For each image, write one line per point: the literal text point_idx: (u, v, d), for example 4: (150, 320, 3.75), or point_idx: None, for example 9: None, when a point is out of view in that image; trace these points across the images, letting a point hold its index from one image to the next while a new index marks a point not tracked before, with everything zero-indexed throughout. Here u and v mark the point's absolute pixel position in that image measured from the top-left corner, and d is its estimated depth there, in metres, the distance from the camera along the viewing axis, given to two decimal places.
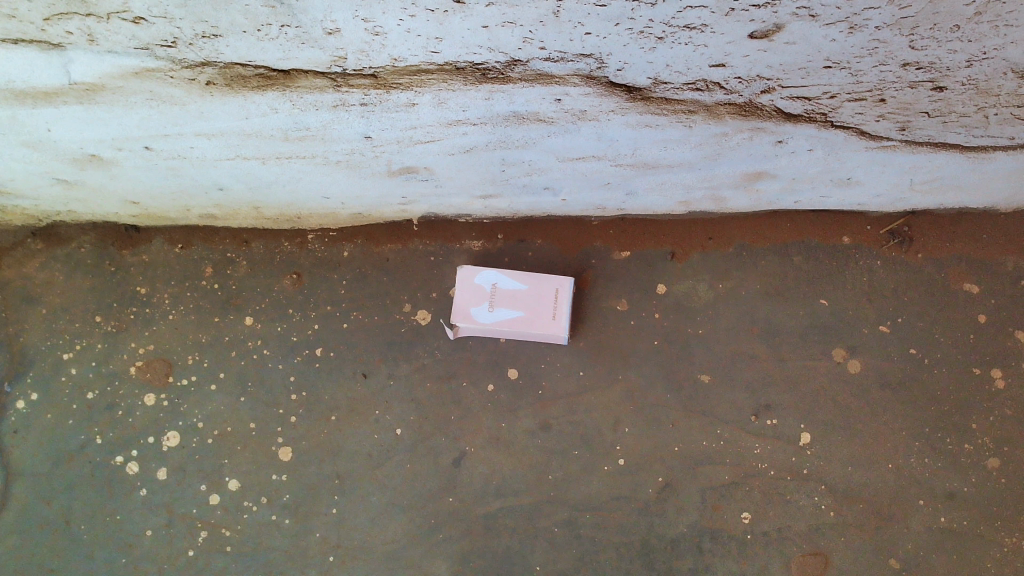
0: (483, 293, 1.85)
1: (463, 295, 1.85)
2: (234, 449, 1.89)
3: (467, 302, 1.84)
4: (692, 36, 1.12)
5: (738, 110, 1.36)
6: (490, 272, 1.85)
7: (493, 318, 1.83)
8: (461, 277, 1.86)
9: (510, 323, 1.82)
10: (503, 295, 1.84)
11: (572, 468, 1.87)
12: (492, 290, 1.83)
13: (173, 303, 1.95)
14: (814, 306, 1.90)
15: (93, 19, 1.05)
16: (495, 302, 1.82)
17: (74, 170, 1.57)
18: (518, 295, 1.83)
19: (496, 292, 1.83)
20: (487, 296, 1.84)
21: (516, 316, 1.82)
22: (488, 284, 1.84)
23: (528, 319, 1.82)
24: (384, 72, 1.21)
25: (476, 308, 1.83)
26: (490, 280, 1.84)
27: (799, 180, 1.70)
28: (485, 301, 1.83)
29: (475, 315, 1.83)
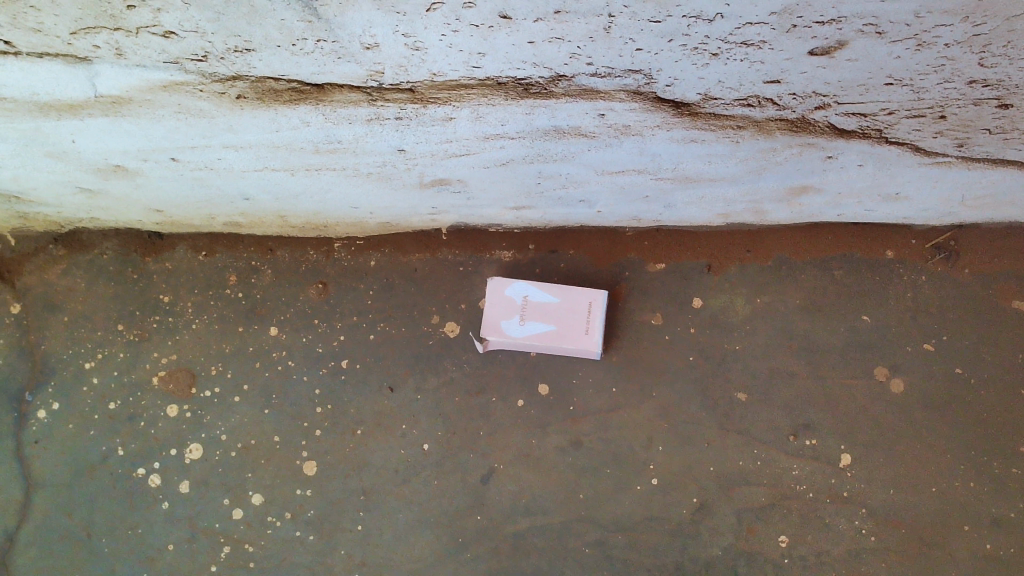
0: (513, 306, 1.80)
1: (491, 307, 1.80)
2: (258, 462, 1.86)
3: (496, 315, 1.79)
4: (749, 53, 1.06)
5: (789, 126, 1.29)
6: (521, 284, 1.80)
7: (523, 332, 1.78)
8: (489, 290, 1.81)
9: (542, 338, 1.78)
10: (533, 308, 1.79)
11: (604, 487, 1.82)
12: (523, 303, 1.79)
13: (196, 312, 1.91)
14: (855, 323, 1.85)
15: (122, 33, 1.00)
16: (526, 315, 1.78)
17: (97, 180, 1.53)
18: (549, 309, 1.79)
19: (527, 305, 1.79)
20: (518, 308, 1.79)
21: (547, 330, 1.78)
22: (519, 297, 1.80)
23: (559, 334, 1.78)
24: (421, 87, 1.16)
25: (505, 322, 1.79)
26: (521, 293, 1.79)
27: (845, 194, 1.63)
28: (515, 314, 1.79)
29: (505, 329, 1.79)
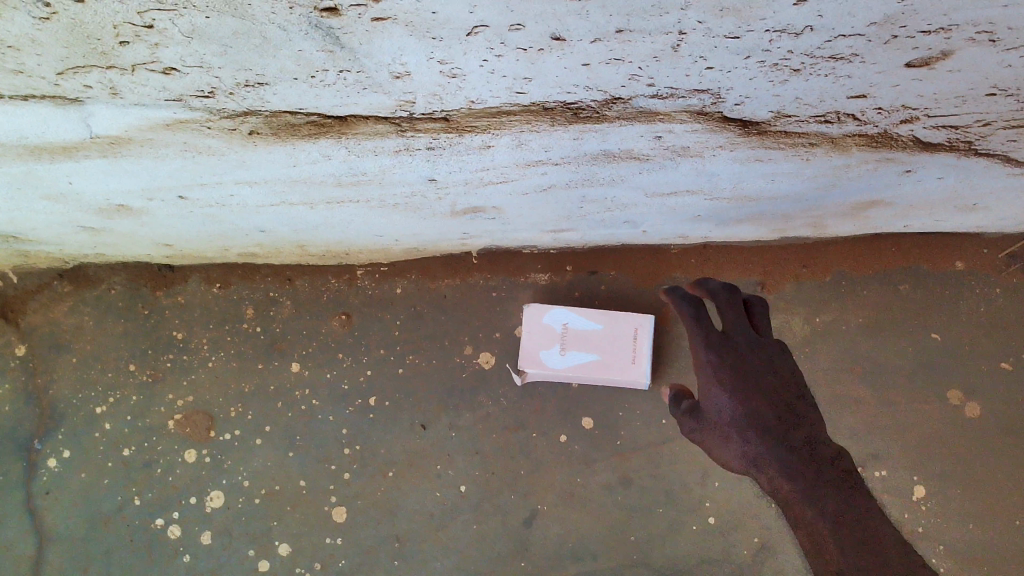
0: (553, 334, 1.66)
1: (529, 337, 1.66)
2: (284, 510, 1.74)
3: (534, 345, 1.66)
4: (836, 67, 0.92)
5: (868, 142, 1.15)
6: (561, 310, 1.66)
7: (565, 363, 1.64)
8: (526, 318, 1.67)
9: (584, 369, 1.64)
10: (575, 336, 1.64)
11: (657, 528, 1.69)
12: (563, 330, 1.65)
13: (213, 348, 1.79)
14: (924, 342, 1.70)
15: (116, 71, 0.87)
16: (567, 345, 1.64)
17: (101, 219, 1.41)
18: (592, 336, 1.64)
19: (568, 333, 1.65)
20: (558, 337, 1.65)
21: (591, 361, 1.64)
22: (559, 325, 1.65)
23: (603, 364, 1.63)
24: (457, 115, 1.02)
25: (545, 353, 1.65)
26: (561, 320, 1.65)
27: (916, 206, 1.48)
28: (555, 344, 1.65)
29: (545, 359, 1.65)
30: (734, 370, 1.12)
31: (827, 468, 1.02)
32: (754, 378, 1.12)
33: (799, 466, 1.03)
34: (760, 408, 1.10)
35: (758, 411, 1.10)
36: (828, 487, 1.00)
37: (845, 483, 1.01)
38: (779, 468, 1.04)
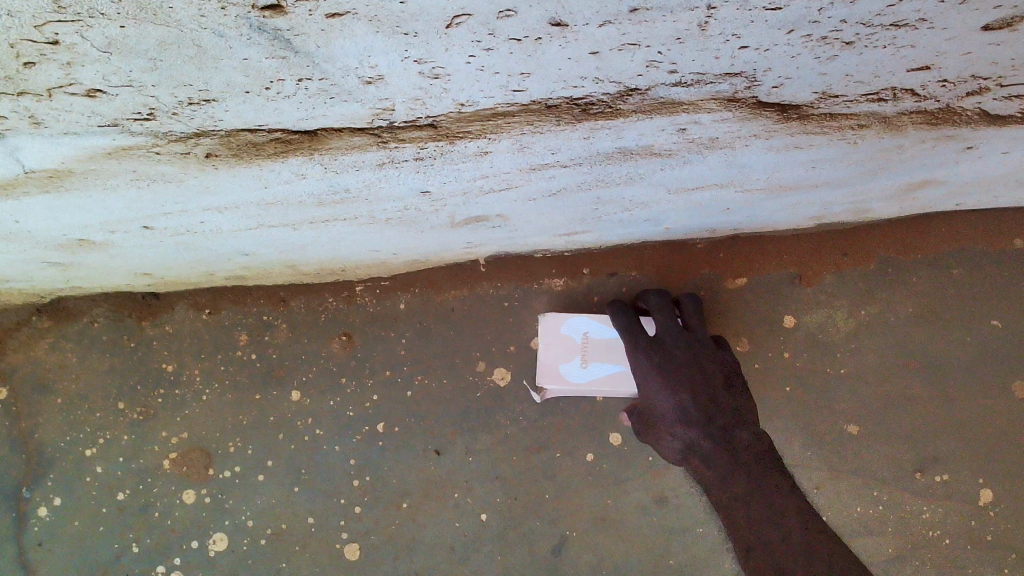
0: (572, 346, 1.51)
1: (547, 350, 1.51)
2: (292, 550, 1.60)
3: (553, 358, 1.51)
4: (898, 36, 0.76)
5: (927, 119, 0.99)
6: (579, 318, 1.51)
7: (588, 375, 1.50)
8: (542, 329, 1.52)
9: (611, 380, 1.50)
10: (597, 347, 1.50)
11: (698, 550, 1.55)
12: (584, 341, 1.50)
13: (206, 380, 1.65)
14: (984, 330, 1.54)
15: (30, 97, 0.72)
16: (589, 356, 1.49)
17: (64, 254, 1.27)
18: (616, 345, 1.50)
19: (590, 343, 1.50)
20: (578, 348, 1.51)
21: (617, 371, 1.50)
22: (578, 335, 1.51)
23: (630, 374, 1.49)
24: (446, 121, 0.87)
25: (566, 366, 1.50)
26: (580, 329, 1.51)
27: (974, 183, 1.32)
28: (576, 355, 1.51)
29: (566, 373, 1.50)
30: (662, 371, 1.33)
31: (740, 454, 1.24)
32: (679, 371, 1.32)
33: (718, 456, 1.23)
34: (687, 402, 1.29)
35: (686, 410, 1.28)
36: (739, 471, 1.21)
37: (755, 469, 1.21)
38: (704, 459, 1.25)
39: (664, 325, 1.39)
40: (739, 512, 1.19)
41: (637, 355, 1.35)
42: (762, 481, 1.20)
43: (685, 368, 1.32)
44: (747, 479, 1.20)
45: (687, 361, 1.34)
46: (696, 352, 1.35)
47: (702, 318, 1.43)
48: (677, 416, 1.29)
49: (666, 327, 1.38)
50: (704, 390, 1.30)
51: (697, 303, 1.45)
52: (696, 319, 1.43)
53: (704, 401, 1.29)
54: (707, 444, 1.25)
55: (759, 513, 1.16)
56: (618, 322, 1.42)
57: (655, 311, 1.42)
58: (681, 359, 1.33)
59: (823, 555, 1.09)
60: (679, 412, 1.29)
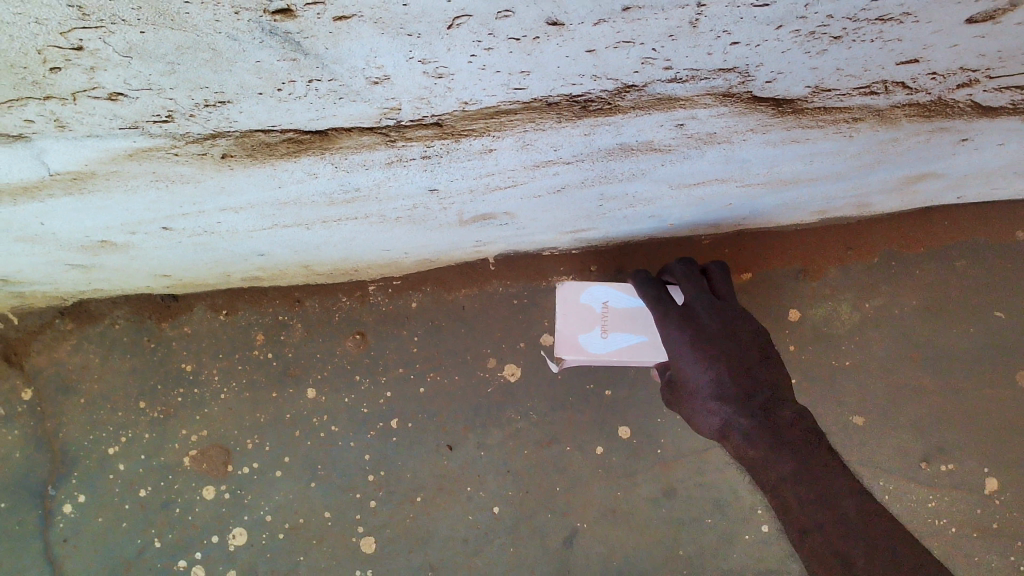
0: (592, 315, 1.47)
1: (565, 320, 1.49)
2: (310, 544, 1.64)
3: (572, 328, 1.48)
4: (884, 30, 0.79)
5: (920, 111, 1.01)
6: (600, 287, 1.47)
7: (608, 345, 1.45)
8: (560, 299, 1.49)
9: (631, 351, 1.45)
10: (618, 317, 1.45)
11: (707, 541, 1.57)
12: (604, 311, 1.46)
13: (223, 379, 1.70)
14: (988, 322, 1.56)
15: (55, 102, 0.76)
16: (610, 327, 1.45)
17: (87, 256, 1.31)
18: (637, 316, 1.46)
19: (610, 313, 1.45)
20: (598, 318, 1.46)
21: (637, 342, 1.45)
22: (599, 305, 1.47)
23: (651, 345, 1.44)
24: (451, 119, 0.90)
25: (585, 336, 1.46)
26: (601, 298, 1.46)
27: (973, 176, 1.34)
28: (596, 326, 1.46)
29: (585, 343, 1.46)
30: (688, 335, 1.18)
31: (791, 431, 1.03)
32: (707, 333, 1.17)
33: (762, 437, 1.03)
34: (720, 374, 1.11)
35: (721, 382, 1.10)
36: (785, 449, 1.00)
37: (805, 447, 1.00)
38: (744, 440, 1.04)
39: (687, 283, 1.26)
40: (793, 500, 0.97)
41: (666, 324, 1.19)
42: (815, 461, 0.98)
43: (717, 333, 1.17)
44: (800, 461, 0.98)
45: (720, 326, 1.18)
46: (727, 313, 1.21)
47: (730, 280, 1.31)
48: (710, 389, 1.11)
49: (692, 287, 1.25)
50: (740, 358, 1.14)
51: (727, 267, 1.32)
52: (724, 281, 1.30)
53: (743, 377, 1.10)
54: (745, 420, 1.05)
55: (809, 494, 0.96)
56: (642, 290, 1.30)
57: (678, 270, 1.29)
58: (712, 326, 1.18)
59: (882, 542, 0.90)
60: (714, 387, 1.11)
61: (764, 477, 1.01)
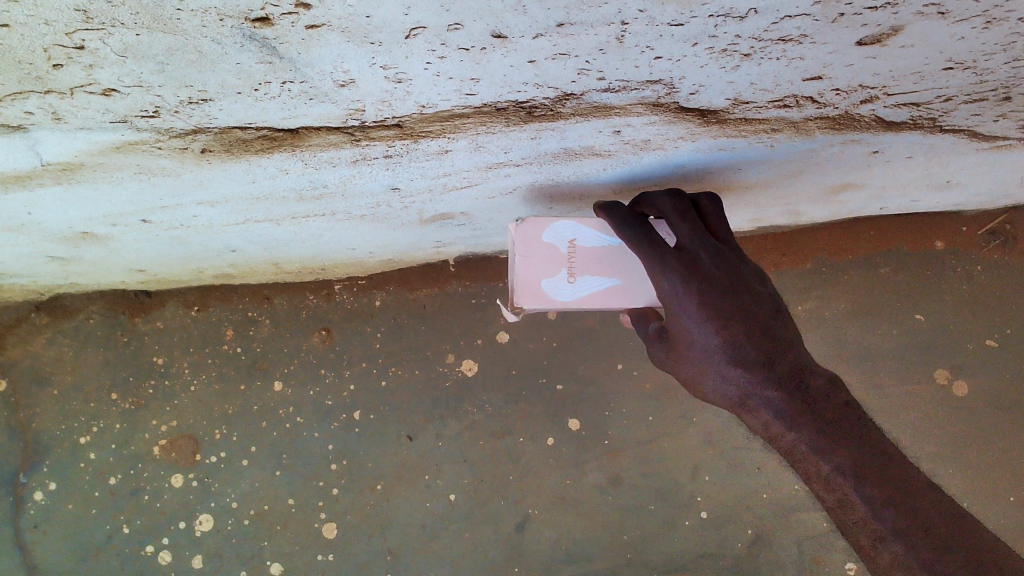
0: (556, 256, 1.09)
1: (523, 265, 1.08)
2: (274, 529, 1.72)
3: (532, 272, 1.08)
4: (787, 49, 0.91)
5: (830, 124, 1.14)
6: (567, 218, 1.08)
7: (580, 293, 1.08)
8: (515, 237, 1.09)
9: (609, 300, 1.08)
10: (590, 254, 1.08)
11: (651, 527, 1.67)
12: (571, 250, 1.08)
13: (194, 372, 1.78)
14: (909, 323, 1.69)
15: (54, 96, 0.86)
16: (579, 269, 1.07)
17: (67, 248, 1.39)
18: (616, 252, 1.08)
19: (580, 250, 1.08)
20: (564, 260, 1.08)
21: (617, 285, 1.08)
22: (565, 240, 1.08)
23: (635, 289, 1.07)
24: (410, 121, 1.01)
25: (550, 282, 1.08)
26: (568, 232, 1.08)
27: (891, 187, 1.47)
28: (562, 267, 1.08)
29: (549, 292, 1.08)
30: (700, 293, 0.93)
31: (827, 411, 0.91)
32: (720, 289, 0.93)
33: (805, 419, 0.91)
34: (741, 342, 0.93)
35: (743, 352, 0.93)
36: (833, 435, 0.90)
37: (852, 431, 0.90)
38: (778, 417, 0.92)
39: (687, 228, 0.96)
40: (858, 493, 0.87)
41: (668, 276, 0.93)
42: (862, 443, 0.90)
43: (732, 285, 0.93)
44: (857, 451, 0.89)
45: (734, 279, 0.94)
46: (733, 257, 0.97)
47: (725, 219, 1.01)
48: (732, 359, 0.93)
49: (694, 232, 0.96)
50: (758, 317, 0.94)
51: (717, 201, 1.02)
52: (718, 222, 1.01)
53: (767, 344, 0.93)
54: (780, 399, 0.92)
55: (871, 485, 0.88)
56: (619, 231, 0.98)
57: (671, 212, 0.98)
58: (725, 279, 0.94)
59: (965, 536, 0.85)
60: (733, 349, 0.92)
61: (816, 465, 0.90)
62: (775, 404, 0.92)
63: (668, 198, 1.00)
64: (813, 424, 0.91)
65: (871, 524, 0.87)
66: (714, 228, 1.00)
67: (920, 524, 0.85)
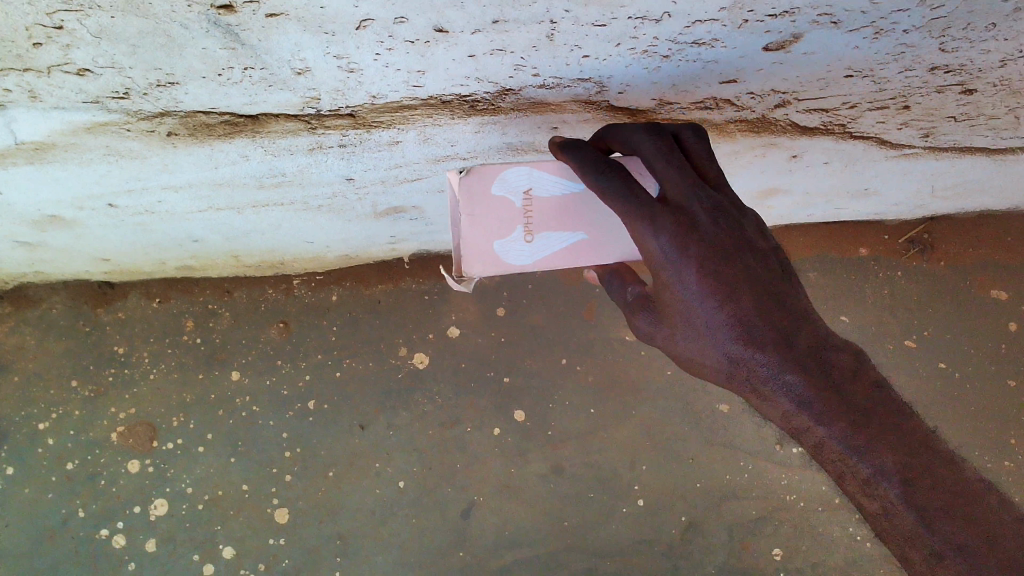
0: (510, 213, 1.02)
1: (471, 226, 1.02)
2: (227, 514, 1.78)
3: (482, 234, 1.02)
4: (702, 52, 1.01)
5: (749, 127, 1.25)
6: (519, 168, 1.00)
7: (536, 252, 1.05)
8: (461, 194, 1.01)
9: (569, 255, 1.05)
10: (547, 210, 1.02)
11: (590, 514, 1.78)
12: (527, 205, 1.02)
13: (154, 361, 1.83)
14: (834, 325, 1.80)
15: (32, 73, 0.93)
16: (538, 227, 1.03)
17: (35, 232, 1.46)
18: (574, 205, 1.02)
19: (535, 205, 1.02)
20: (521, 216, 1.02)
21: (576, 242, 1.05)
22: (517, 194, 1.01)
23: (594, 244, 1.05)
24: (362, 111, 1.10)
25: (504, 245, 1.03)
26: (520, 184, 1.01)
27: (814, 193, 1.59)
28: (516, 227, 1.03)
29: (505, 252, 1.04)
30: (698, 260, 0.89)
31: (856, 397, 0.88)
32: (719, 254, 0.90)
33: (830, 406, 0.87)
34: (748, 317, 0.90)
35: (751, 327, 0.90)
36: (859, 423, 0.87)
37: (881, 418, 0.87)
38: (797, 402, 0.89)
39: (676, 176, 0.91)
40: (900, 500, 0.85)
41: (660, 239, 0.89)
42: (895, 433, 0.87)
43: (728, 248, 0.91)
44: (893, 445, 0.86)
45: (730, 238, 0.91)
46: (729, 207, 0.92)
47: (711, 151, 0.95)
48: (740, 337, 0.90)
49: (684, 179, 0.91)
50: (760, 283, 0.92)
51: (699, 130, 0.96)
52: (705, 157, 0.95)
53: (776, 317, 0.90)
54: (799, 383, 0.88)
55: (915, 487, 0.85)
56: (598, 181, 0.92)
57: (653, 153, 0.92)
58: (721, 240, 0.90)
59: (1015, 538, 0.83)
60: (739, 327, 0.90)
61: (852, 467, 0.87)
62: (795, 390, 0.88)
63: (645, 135, 0.94)
64: (844, 417, 0.87)
65: (920, 535, 0.84)
66: (700, 164, 0.95)
67: (978, 538, 0.83)
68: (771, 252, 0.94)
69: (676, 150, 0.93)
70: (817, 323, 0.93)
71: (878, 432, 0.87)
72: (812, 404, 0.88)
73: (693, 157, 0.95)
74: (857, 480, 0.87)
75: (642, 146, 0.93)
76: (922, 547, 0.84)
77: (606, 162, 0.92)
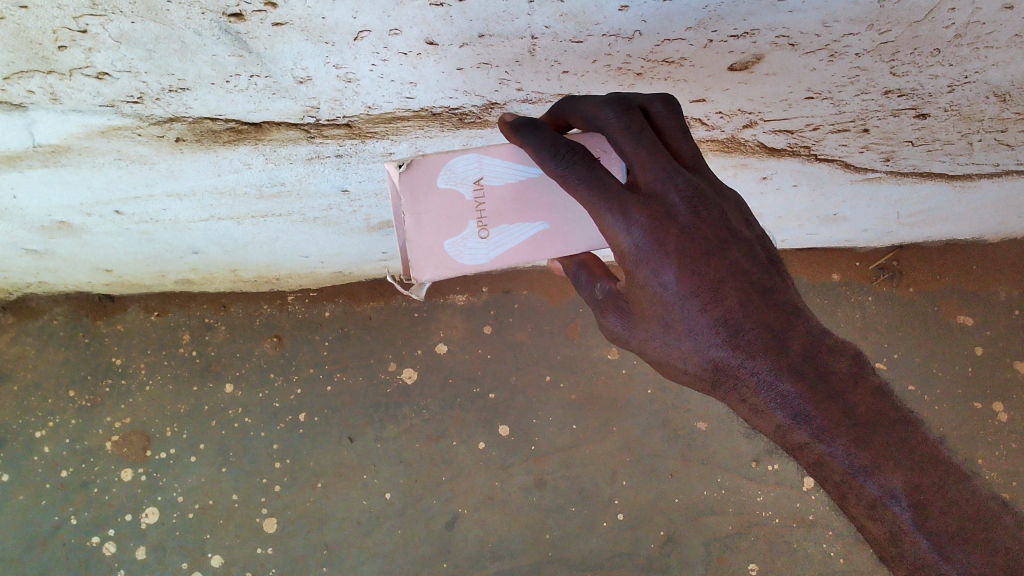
0: (458, 208, 0.99)
1: (419, 224, 0.99)
2: (217, 523, 1.82)
3: (432, 233, 1.00)
4: (672, 71, 1.10)
5: (720, 147, 1.34)
6: (465, 158, 0.98)
7: (492, 248, 1.02)
8: (404, 190, 0.98)
9: (527, 248, 1.03)
10: (499, 201, 1.00)
11: (570, 526, 1.85)
12: (477, 198, 1.00)
13: (150, 372, 1.87)
14: None
15: (55, 76, 1.01)
16: (491, 221, 1.00)
17: (43, 239, 1.53)
18: (527, 195, 1.01)
19: (486, 196, 1.00)
20: (471, 211, 1.00)
21: (533, 234, 1.02)
22: (465, 185, 0.99)
23: (554, 234, 1.03)
24: (358, 121, 1.18)
25: (456, 243, 1.01)
26: (467, 174, 0.99)
27: (785, 217, 1.69)
28: (468, 222, 1.00)
29: (459, 250, 1.01)
30: (681, 257, 0.93)
31: (854, 406, 0.93)
32: (701, 250, 0.93)
33: (826, 418, 0.93)
34: (736, 319, 0.95)
35: (741, 332, 0.95)
36: (854, 431, 0.93)
37: (874, 422, 0.93)
38: (792, 411, 0.95)
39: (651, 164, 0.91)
40: (903, 517, 0.92)
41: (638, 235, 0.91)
42: (888, 438, 0.93)
43: (715, 248, 0.94)
44: (886, 450, 0.93)
45: (714, 236, 0.94)
46: (708, 195, 0.94)
47: (681, 127, 0.95)
48: (730, 342, 0.95)
49: (661, 169, 0.92)
50: (749, 283, 0.95)
51: (669, 102, 0.96)
52: (676, 135, 0.95)
53: (766, 318, 0.95)
54: (795, 394, 0.94)
55: (907, 489, 0.92)
56: (559, 167, 0.90)
57: (624, 137, 0.91)
58: (700, 233, 0.93)
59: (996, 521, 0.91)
60: (733, 337, 0.95)
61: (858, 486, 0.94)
62: (795, 406, 0.94)
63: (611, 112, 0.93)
64: (849, 436, 0.93)
65: (913, 535, 0.92)
66: (673, 142, 0.96)
67: (968, 535, 0.90)
68: (754, 242, 0.98)
69: (647, 129, 0.92)
70: (807, 316, 0.98)
71: (880, 445, 0.93)
72: (815, 421, 0.94)
73: (665, 134, 0.96)
74: (859, 493, 0.94)
75: (609, 123, 0.92)
76: (924, 559, 0.92)
77: (566, 143, 0.90)
